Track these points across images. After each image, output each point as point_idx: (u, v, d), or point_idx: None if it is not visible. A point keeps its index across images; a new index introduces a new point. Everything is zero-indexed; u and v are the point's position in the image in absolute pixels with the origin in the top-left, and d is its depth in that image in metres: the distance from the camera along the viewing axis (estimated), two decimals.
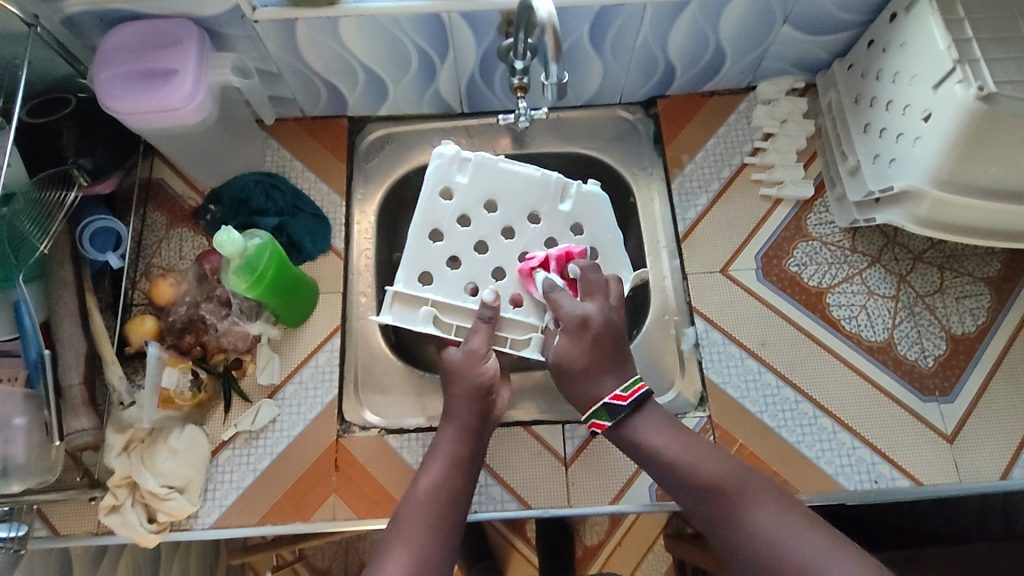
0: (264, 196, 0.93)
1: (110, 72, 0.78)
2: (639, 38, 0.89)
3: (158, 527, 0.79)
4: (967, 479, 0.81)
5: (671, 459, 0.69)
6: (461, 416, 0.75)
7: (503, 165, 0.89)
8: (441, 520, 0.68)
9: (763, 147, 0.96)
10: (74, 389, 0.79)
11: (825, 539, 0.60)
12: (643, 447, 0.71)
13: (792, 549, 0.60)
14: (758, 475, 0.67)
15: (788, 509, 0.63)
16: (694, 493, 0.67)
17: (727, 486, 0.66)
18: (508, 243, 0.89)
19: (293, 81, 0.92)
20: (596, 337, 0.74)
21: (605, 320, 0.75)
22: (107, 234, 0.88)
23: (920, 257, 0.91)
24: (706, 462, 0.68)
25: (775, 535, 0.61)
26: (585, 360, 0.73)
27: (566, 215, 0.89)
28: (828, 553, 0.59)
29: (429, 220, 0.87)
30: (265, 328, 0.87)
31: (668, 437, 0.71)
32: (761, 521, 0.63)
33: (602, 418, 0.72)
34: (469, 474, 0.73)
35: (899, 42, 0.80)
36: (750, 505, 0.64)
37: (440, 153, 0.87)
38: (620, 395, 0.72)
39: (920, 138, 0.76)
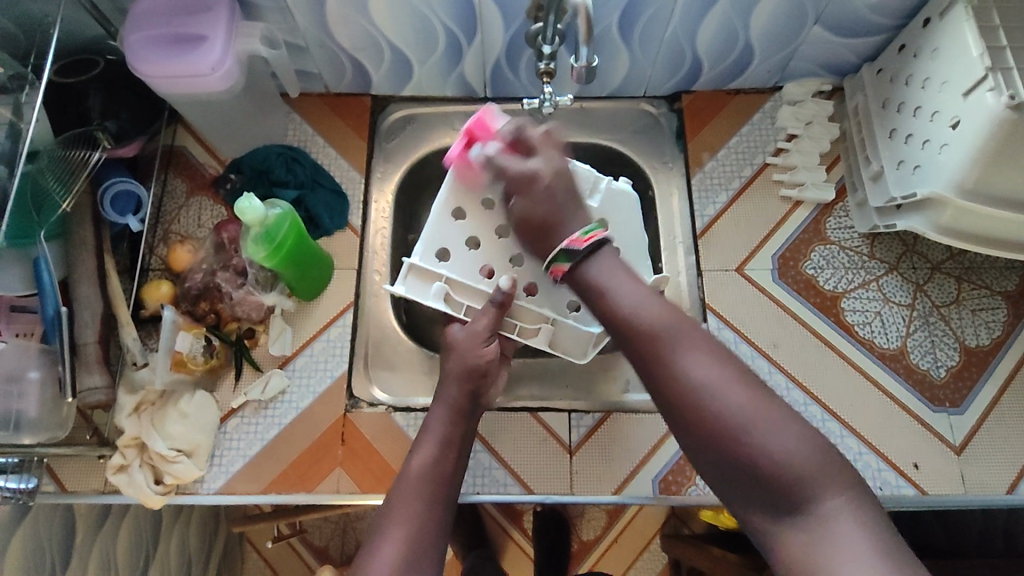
0: (285, 169, 0.93)
1: (140, 34, 0.79)
2: (668, 31, 0.88)
3: (163, 489, 0.80)
4: (974, 492, 0.80)
5: (617, 307, 0.64)
6: (454, 397, 0.76)
7: (535, 151, 0.84)
8: (435, 496, 0.69)
9: (786, 148, 0.96)
10: (89, 347, 0.79)
11: (760, 397, 0.58)
12: (596, 285, 0.66)
13: (732, 402, 0.57)
14: (697, 323, 0.62)
15: (726, 360, 0.60)
16: (630, 340, 0.63)
17: (668, 334, 0.61)
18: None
19: (319, 55, 0.93)
20: (547, 188, 0.74)
21: (552, 169, 0.76)
22: (128, 197, 0.89)
23: (939, 267, 0.90)
24: (651, 307, 0.63)
25: (710, 384, 0.58)
26: (546, 207, 0.74)
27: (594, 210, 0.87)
28: (757, 410, 0.57)
29: (453, 201, 0.87)
30: (280, 299, 0.87)
31: (623, 284, 0.65)
32: (699, 371, 0.59)
33: (562, 263, 0.69)
34: (461, 450, 0.74)
35: (931, 47, 0.79)
36: (690, 355, 0.60)
37: (473, 130, 0.85)
38: (577, 240, 0.68)
39: (945, 145, 0.76)
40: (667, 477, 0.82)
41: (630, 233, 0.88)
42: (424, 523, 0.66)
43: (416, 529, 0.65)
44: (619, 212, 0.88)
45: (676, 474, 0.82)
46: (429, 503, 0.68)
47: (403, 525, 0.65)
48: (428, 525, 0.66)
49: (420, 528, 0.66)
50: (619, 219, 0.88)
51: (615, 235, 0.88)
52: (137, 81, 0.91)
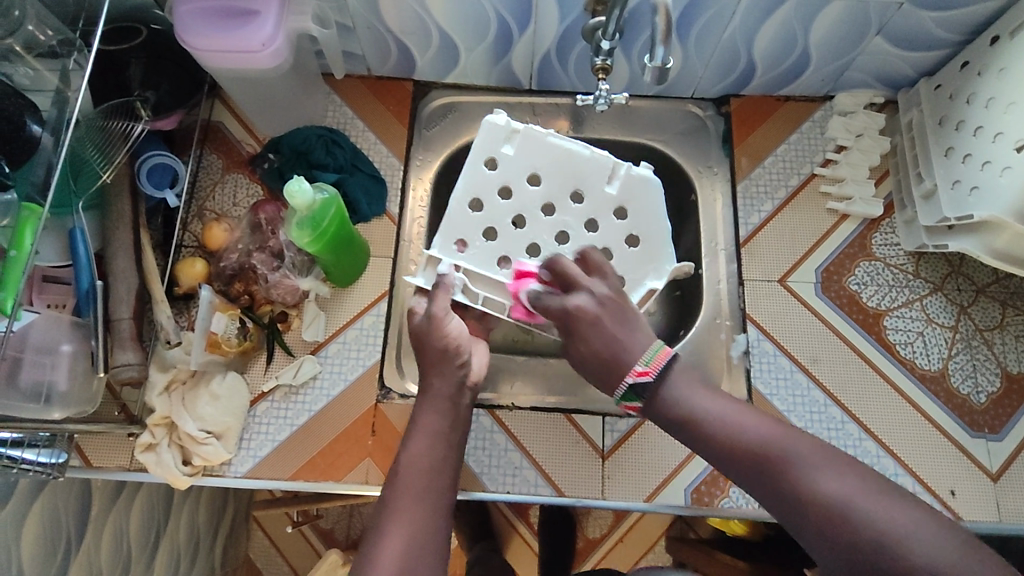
0: (325, 151, 0.91)
1: (190, 5, 0.76)
2: (726, 33, 0.86)
3: (191, 471, 0.79)
4: (1008, 520, 0.80)
5: (718, 429, 0.60)
6: (437, 388, 0.71)
7: (551, 140, 0.85)
8: (428, 490, 0.65)
9: (835, 160, 0.94)
10: (123, 324, 0.78)
11: (898, 503, 0.53)
12: (683, 408, 0.62)
13: (867, 514, 0.52)
14: (807, 434, 0.59)
15: (854, 470, 0.56)
16: (741, 464, 0.59)
17: (784, 452, 0.57)
18: (545, 219, 0.87)
19: (366, 37, 0.91)
20: (597, 325, 0.67)
21: (598, 300, 0.68)
22: (164, 171, 0.87)
23: (984, 290, 0.89)
24: (752, 424, 0.60)
25: (847, 497, 0.54)
26: (602, 342, 0.66)
27: (612, 197, 0.87)
28: (902, 520, 0.52)
29: (471, 189, 0.85)
30: (315, 284, 0.86)
31: (717, 404, 0.62)
32: (827, 484, 0.55)
33: (632, 402, 0.65)
34: (455, 442, 0.70)
35: (998, 67, 0.78)
36: (810, 470, 0.56)
37: (490, 123, 0.83)
38: (643, 370, 0.64)
39: (1007, 168, 0.74)
40: (699, 488, 0.81)
41: (650, 220, 0.87)
42: (420, 518, 0.63)
43: (414, 527, 0.62)
44: (638, 199, 0.86)
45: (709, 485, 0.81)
46: (423, 499, 0.65)
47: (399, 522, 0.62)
48: (426, 525, 0.63)
49: (421, 527, 0.63)
50: (638, 207, 0.87)
51: (634, 224, 0.87)
52: (180, 53, 0.89)
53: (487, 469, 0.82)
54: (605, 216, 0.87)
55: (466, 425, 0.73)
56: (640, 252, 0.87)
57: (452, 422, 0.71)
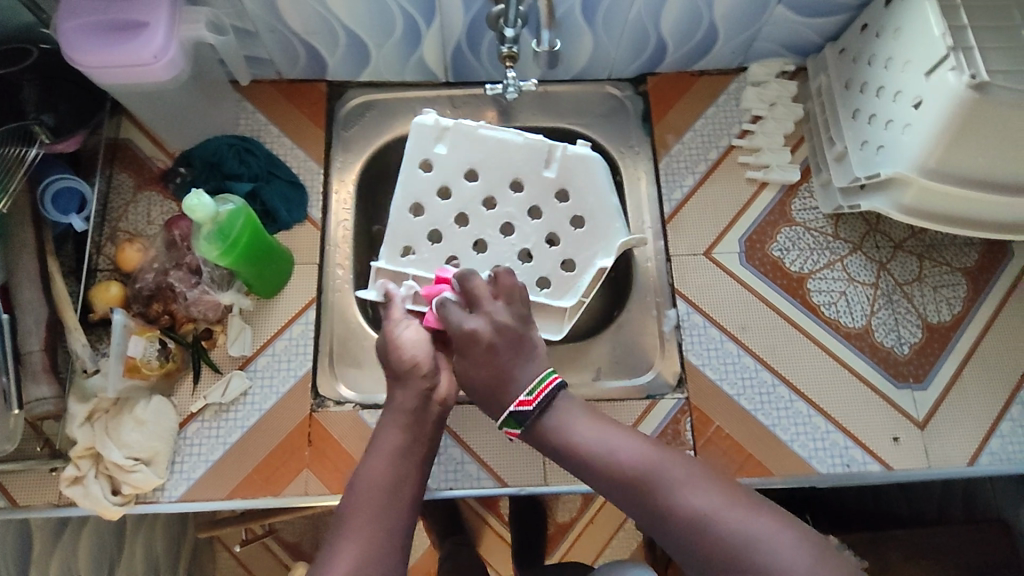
0: (238, 161, 0.89)
1: (74, 22, 0.73)
2: (632, 11, 0.86)
3: (122, 500, 0.77)
4: (937, 465, 0.82)
5: (589, 452, 0.65)
6: (400, 401, 0.72)
7: (482, 132, 0.86)
8: (386, 508, 0.66)
9: (751, 130, 0.95)
10: (34, 355, 0.75)
11: (754, 512, 0.59)
12: (567, 438, 0.66)
13: (724, 527, 0.58)
14: (680, 456, 0.64)
15: (717, 483, 0.62)
16: (617, 486, 0.63)
17: (649, 472, 0.62)
18: (487, 214, 0.88)
19: (271, 40, 0.88)
20: (487, 350, 0.68)
21: (495, 327, 0.70)
22: (70, 195, 0.84)
23: (901, 245, 0.91)
24: (623, 447, 0.64)
25: (710, 511, 0.59)
26: (490, 364, 0.68)
27: (550, 180, 0.87)
28: (762, 531, 0.58)
29: (410, 192, 0.87)
30: (237, 298, 0.84)
31: (596, 433, 0.66)
32: (697, 501, 0.60)
33: (514, 427, 0.68)
34: (417, 459, 0.70)
35: (893, 27, 0.79)
36: (673, 488, 0.61)
37: (420, 124, 0.85)
38: (526, 400, 0.67)
39: (909, 125, 0.76)
40: None
41: (593, 198, 0.87)
42: (376, 535, 0.64)
43: (370, 544, 0.63)
44: (577, 176, 0.86)
45: None
46: (381, 516, 0.65)
47: (355, 539, 0.63)
48: (382, 541, 0.64)
49: (376, 543, 0.64)
50: (578, 185, 0.87)
51: (578, 204, 0.87)
52: (76, 72, 0.86)
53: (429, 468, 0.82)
54: (548, 202, 0.88)
55: (433, 439, 0.72)
56: (586, 231, 0.87)
57: (416, 440, 0.71)
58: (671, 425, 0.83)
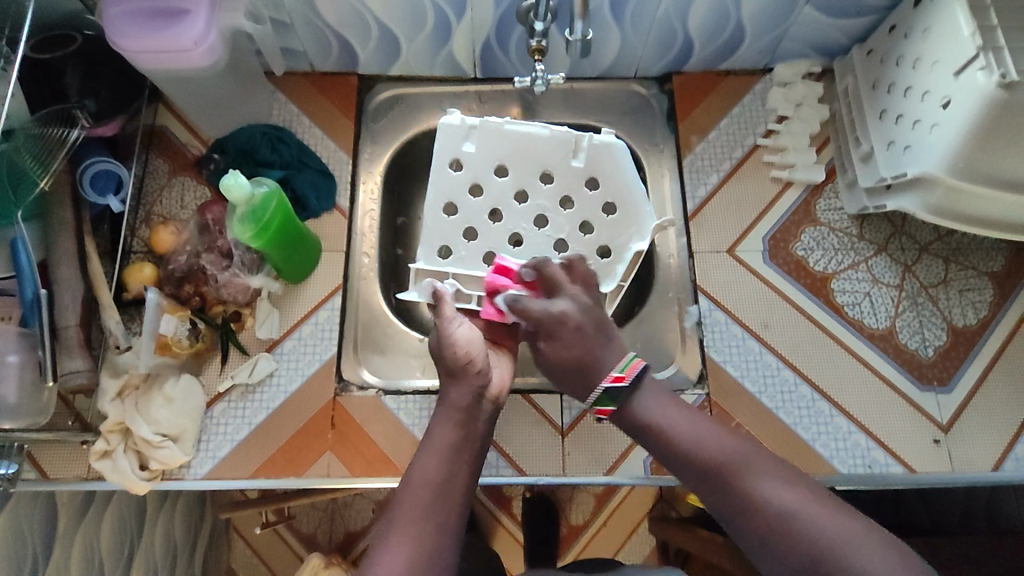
0: (270, 149, 0.91)
1: (119, 8, 0.76)
2: (660, 9, 0.87)
3: (149, 475, 0.78)
4: (960, 469, 0.81)
5: (680, 441, 0.67)
6: (454, 399, 0.71)
7: (508, 128, 0.83)
8: (437, 506, 0.65)
9: (777, 130, 0.96)
10: (69, 331, 0.77)
11: (835, 512, 0.60)
12: (652, 422, 0.69)
13: (809, 526, 0.59)
14: (764, 451, 0.65)
15: (797, 482, 0.62)
16: (699, 472, 0.65)
17: (737, 465, 0.64)
18: (520, 207, 0.88)
19: (305, 32, 0.90)
20: (576, 331, 0.71)
21: (579, 308, 0.73)
22: (107, 177, 0.87)
23: (926, 248, 0.91)
24: (715, 439, 0.66)
25: (789, 507, 0.60)
26: (576, 348, 0.71)
27: (580, 169, 0.86)
28: (843, 533, 0.58)
29: (442, 193, 0.86)
30: (267, 281, 0.85)
31: (680, 420, 0.69)
32: (777, 495, 0.61)
33: (607, 405, 0.71)
34: (469, 457, 0.70)
35: (922, 27, 0.79)
36: (762, 482, 0.62)
37: (446, 124, 0.83)
38: (618, 376, 0.70)
39: (937, 125, 0.76)
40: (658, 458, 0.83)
41: (620, 183, 0.85)
42: (428, 533, 0.63)
43: (422, 543, 0.63)
44: (605, 166, 0.84)
45: None
46: (432, 514, 0.65)
47: (405, 535, 0.63)
48: (435, 539, 0.63)
49: (428, 542, 0.63)
50: (607, 174, 0.85)
51: (608, 190, 0.86)
52: (116, 58, 0.88)
53: None
54: (578, 191, 0.87)
55: (482, 441, 0.72)
56: (617, 219, 0.86)
57: (467, 438, 0.70)
58: None
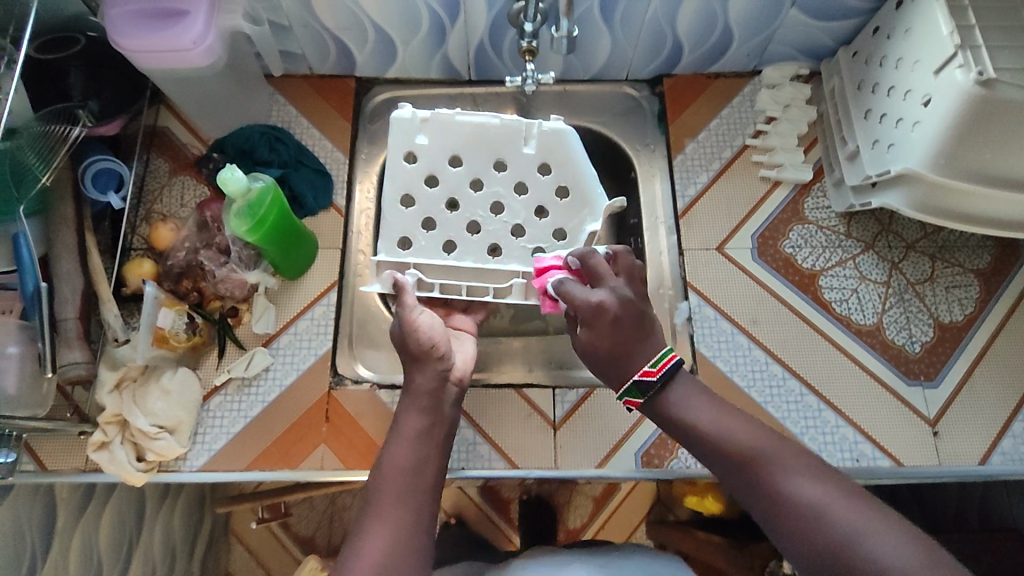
0: (268, 148, 0.93)
1: (121, 9, 0.78)
2: (648, 12, 0.89)
3: (145, 467, 0.80)
4: (947, 463, 0.82)
5: (709, 432, 0.65)
6: (419, 384, 0.73)
7: (459, 118, 0.83)
8: (411, 490, 0.66)
9: (765, 131, 0.98)
10: (69, 323, 0.78)
11: (861, 507, 0.57)
12: (681, 412, 0.68)
13: (834, 518, 0.56)
14: (792, 443, 0.63)
15: (825, 476, 0.60)
16: (728, 463, 0.64)
17: (764, 456, 0.62)
18: (476, 195, 0.87)
19: (303, 35, 0.93)
20: (614, 322, 0.70)
21: (620, 300, 0.70)
22: (109, 176, 0.88)
23: (913, 246, 0.92)
24: (741, 430, 0.64)
25: (814, 499, 0.58)
26: (610, 340, 0.70)
27: (532, 157, 0.85)
28: (867, 527, 0.55)
29: (399, 185, 0.85)
30: (264, 277, 0.87)
31: (709, 410, 0.67)
32: (801, 487, 0.59)
33: (636, 397, 0.70)
34: (437, 441, 0.71)
35: (903, 28, 0.81)
36: (785, 472, 0.60)
37: (397, 118, 0.82)
38: (650, 371, 0.69)
39: (918, 123, 0.78)
40: (649, 451, 0.83)
41: (571, 168, 0.86)
42: (405, 517, 0.64)
43: (399, 527, 0.64)
44: (557, 152, 0.85)
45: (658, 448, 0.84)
46: (408, 499, 0.66)
47: (383, 522, 0.64)
48: (412, 523, 0.65)
49: (405, 525, 0.64)
50: (558, 158, 0.85)
51: (559, 175, 0.86)
52: (120, 61, 0.90)
53: None
54: (531, 176, 0.87)
55: (449, 422, 0.74)
56: (571, 202, 0.87)
57: (434, 423, 0.72)
58: None
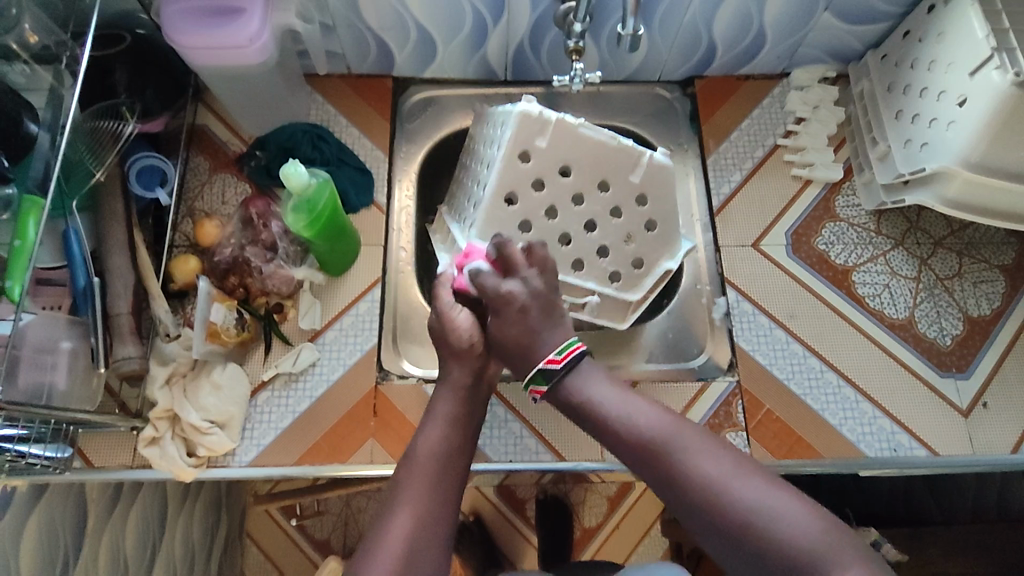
0: (311, 147, 0.94)
1: (178, 7, 0.79)
2: (687, 15, 0.92)
3: (196, 462, 0.79)
4: (981, 451, 0.85)
5: (610, 416, 0.65)
6: (456, 376, 0.73)
7: (583, 130, 0.81)
8: (439, 479, 0.67)
9: (796, 131, 1.00)
10: (121, 318, 0.79)
11: (762, 481, 0.58)
12: (584, 398, 0.66)
13: (739, 494, 0.57)
14: (687, 422, 0.64)
15: (725, 450, 0.61)
16: (634, 447, 0.63)
17: (667, 437, 0.62)
18: (576, 210, 0.84)
19: (346, 35, 0.94)
20: (519, 310, 0.68)
21: (528, 290, 0.70)
22: (152, 172, 0.89)
23: (941, 243, 0.95)
24: (640, 413, 0.64)
25: (717, 475, 0.59)
26: (519, 328, 0.69)
27: (635, 185, 0.84)
28: (771, 501, 0.56)
29: (503, 182, 0.82)
30: (310, 273, 0.88)
31: (608, 392, 0.66)
32: (707, 465, 0.59)
33: (540, 385, 0.68)
34: (467, 432, 0.72)
35: (936, 32, 0.84)
36: (691, 451, 0.61)
37: (524, 112, 0.79)
38: (554, 359, 0.67)
39: (953, 122, 0.80)
40: None
41: (666, 206, 0.87)
42: (430, 506, 0.64)
43: (424, 511, 0.64)
44: (659, 183, 0.85)
45: None
46: (436, 485, 0.66)
47: (409, 509, 0.64)
48: (434, 508, 0.64)
49: (429, 510, 0.64)
50: (658, 190, 0.85)
51: (654, 210, 0.87)
52: (163, 57, 0.91)
53: (490, 441, 0.85)
54: (630, 205, 0.85)
55: (480, 418, 0.75)
56: (659, 234, 0.88)
57: (468, 414, 0.73)
58: (723, 407, 0.86)
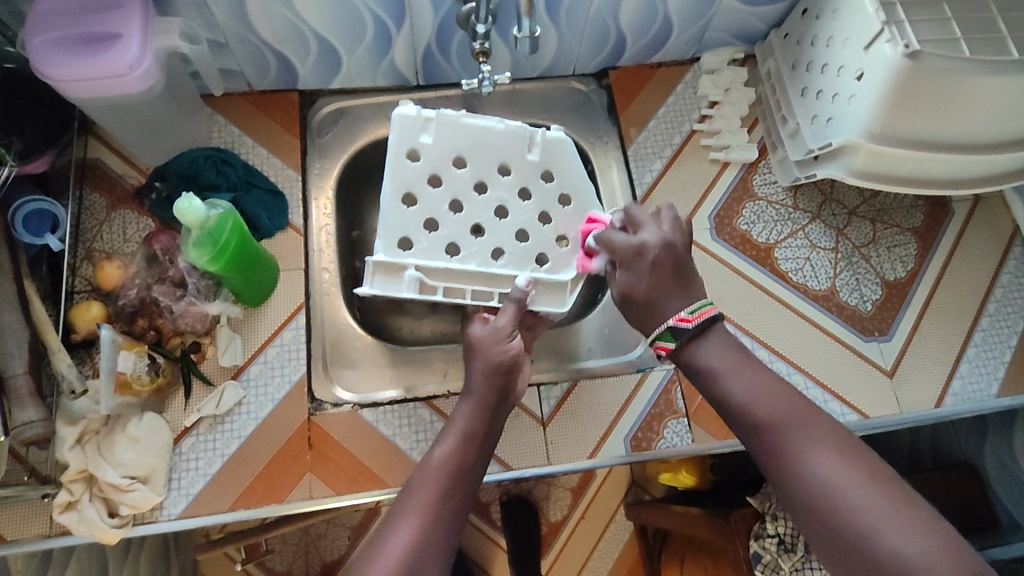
0: (215, 172, 0.89)
1: (43, 37, 0.73)
2: (593, 7, 0.90)
3: (120, 522, 0.75)
4: (907, 409, 0.88)
5: (738, 396, 0.64)
6: (479, 385, 0.71)
7: (464, 120, 0.84)
8: (450, 488, 0.64)
9: (710, 115, 1.01)
10: (19, 379, 0.73)
11: (887, 497, 0.56)
12: (707, 371, 0.66)
13: (857, 505, 0.55)
14: (817, 417, 0.62)
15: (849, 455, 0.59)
16: (753, 431, 0.62)
17: (789, 430, 0.61)
18: (480, 198, 0.85)
19: (241, 51, 0.89)
20: (655, 265, 0.69)
21: (662, 245, 0.70)
22: (41, 216, 0.83)
23: (855, 212, 0.98)
24: (768, 398, 0.63)
25: (835, 482, 0.57)
26: (648, 282, 0.68)
27: (535, 163, 0.86)
28: (888, 520, 0.54)
29: (401, 181, 0.82)
30: (225, 306, 0.83)
31: (731, 367, 0.65)
32: (824, 469, 0.58)
33: (668, 341, 0.67)
34: (480, 447, 0.69)
35: (831, 9, 0.86)
36: (811, 443, 0.60)
37: (402, 115, 0.82)
38: (685, 319, 0.66)
39: (853, 96, 0.82)
40: (637, 435, 0.85)
41: (575, 179, 0.87)
42: (437, 514, 0.62)
43: (432, 521, 0.61)
44: (561, 160, 0.87)
45: (645, 431, 0.86)
46: (446, 495, 0.64)
47: (413, 515, 0.61)
48: (442, 521, 0.62)
49: (435, 521, 0.61)
50: (563, 167, 0.87)
51: (564, 182, 0.87)
52: (41, 90, 0.85)
53: None
54: (535, 182, 0.87)
55: (498, 435, 0.72)
56: (573, 210, 0.87)
57: (488, 430, 0.71)
58: (663, 396, 0.87)
